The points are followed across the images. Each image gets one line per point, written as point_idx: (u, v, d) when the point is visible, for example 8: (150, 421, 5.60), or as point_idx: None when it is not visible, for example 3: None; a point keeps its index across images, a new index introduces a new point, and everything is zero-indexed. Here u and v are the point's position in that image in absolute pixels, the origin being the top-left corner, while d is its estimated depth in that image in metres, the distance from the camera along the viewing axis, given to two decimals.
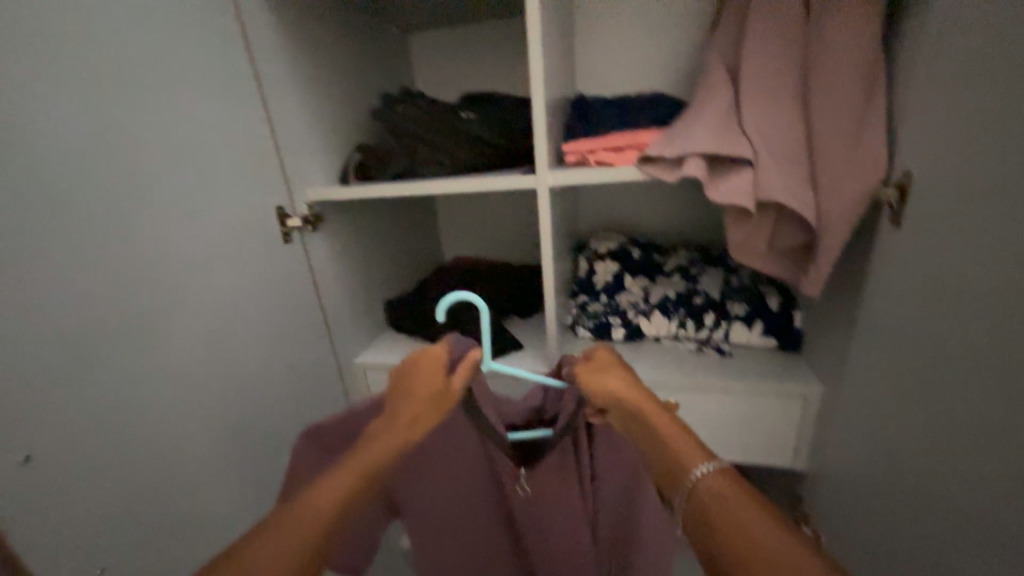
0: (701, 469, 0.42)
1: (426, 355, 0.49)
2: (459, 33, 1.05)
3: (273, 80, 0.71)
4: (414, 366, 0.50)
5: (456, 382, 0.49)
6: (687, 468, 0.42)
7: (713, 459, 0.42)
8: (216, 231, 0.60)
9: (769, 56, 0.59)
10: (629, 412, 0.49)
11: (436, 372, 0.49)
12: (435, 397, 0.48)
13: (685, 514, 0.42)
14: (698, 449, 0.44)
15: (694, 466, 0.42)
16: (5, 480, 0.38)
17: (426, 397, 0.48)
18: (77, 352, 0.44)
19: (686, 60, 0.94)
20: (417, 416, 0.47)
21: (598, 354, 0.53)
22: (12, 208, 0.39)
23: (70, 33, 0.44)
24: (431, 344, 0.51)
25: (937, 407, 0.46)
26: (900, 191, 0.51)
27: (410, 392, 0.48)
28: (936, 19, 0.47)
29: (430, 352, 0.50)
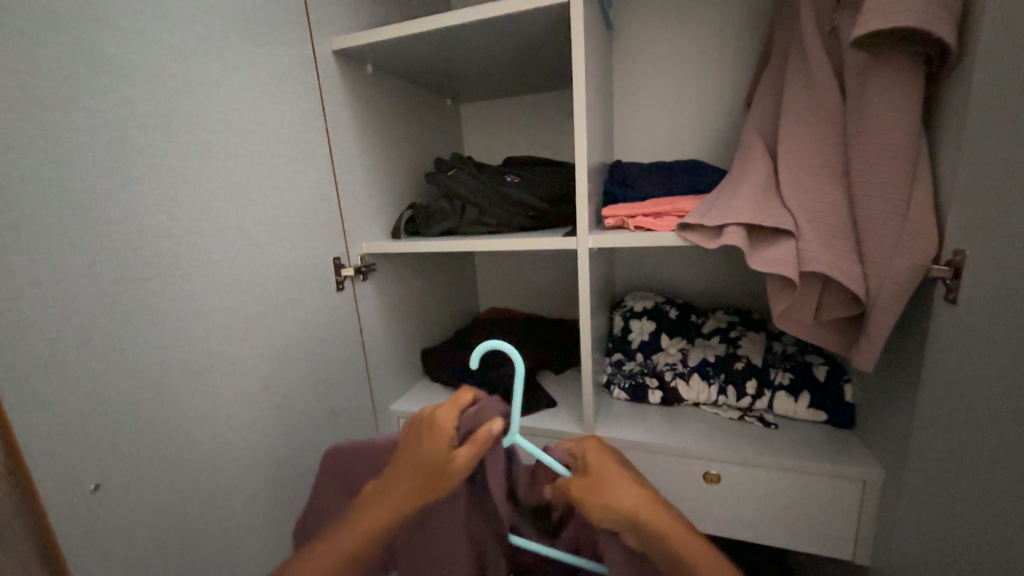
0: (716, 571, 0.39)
1: (434, 429, 0.45)
2: (507, 105, 1.15)
3: (342, 148, 0.79)
4: (418, 437, 0.45)
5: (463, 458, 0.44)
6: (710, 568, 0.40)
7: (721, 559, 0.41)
8: (280, 281, 0.66)
9: (807, 137, 0.62)
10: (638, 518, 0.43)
11: (440, 449, 0.44)
12: (439, 473, 0.44)
13: None
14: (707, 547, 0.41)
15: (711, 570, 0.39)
16: (73, 508, 0.41)
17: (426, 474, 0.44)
18: (151, 390, 0.49)
19: (723, 130, 0.98)
20: (418, 486, 0.45)
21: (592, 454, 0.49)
22: (119, 262, 0.46)
23: (183, 117, 0.52)
24: (437, 413, 0.46)
25: (1009, 508, 0.43)
26: (955, 269, 0.49)
27: (415, 462, 0.45)
28: (972, 108, 0.48)
29: (435, 426, 0.45)
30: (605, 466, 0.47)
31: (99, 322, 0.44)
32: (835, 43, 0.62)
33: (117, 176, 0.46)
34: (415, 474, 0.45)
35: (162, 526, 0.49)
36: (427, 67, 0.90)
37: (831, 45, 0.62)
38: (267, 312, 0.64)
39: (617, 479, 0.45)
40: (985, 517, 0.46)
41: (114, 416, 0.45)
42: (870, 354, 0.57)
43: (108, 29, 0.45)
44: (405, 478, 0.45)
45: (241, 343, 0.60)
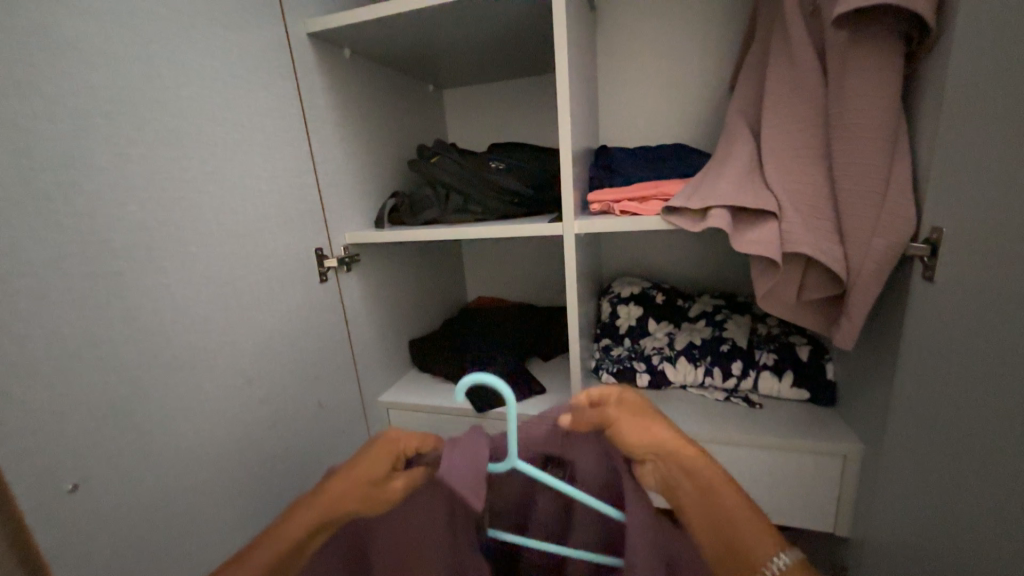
0: (778, 559, 0.37)
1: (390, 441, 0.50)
2: (491, 90, 1.13)
3: (321, 135, 0.77)
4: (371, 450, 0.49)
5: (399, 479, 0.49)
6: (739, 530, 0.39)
7: (787, 549, 0.38)
8: (261, 273, 0.65)
9: (790, 118, 0.62)
10: (673, 461, 0.45)
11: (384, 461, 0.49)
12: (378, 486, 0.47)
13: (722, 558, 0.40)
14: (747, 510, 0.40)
15: (769, 556, 0.38)
16: (50, 508, 0.40)
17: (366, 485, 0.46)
18: (130, 387, 0.47)
19: (707, 113, 0.98)
20: (351, 503, 0.45)
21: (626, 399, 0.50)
22: (90, 255, 0.44)
23: (153, 104, 0.50)
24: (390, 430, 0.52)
25: (983, 477, 0.44)
26: (932, 246, 0.50)
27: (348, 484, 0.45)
28: (948, 85, 0.49)
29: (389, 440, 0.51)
30: (632, 409, 0.49)
31: (70, 318, 0.42)
32: (817, 23, 0.62)
33: (83, 165, 0.44)
34: (355, 492, 0.45)
35: (146, 525, 0.48)
36: (407, 51, 0.88)
37: (813, 24, 0.62)
38: (248, 305, 0.62)
39: (644, 418, 0.47)
40: (960, 485, 0.47)
41: (90, 416, 0.44)
42: (851, 331, 0.58)
43: (68, 8, 0.43)
44: (330, 496, 0.44)
45: (223, 337, 0.59)
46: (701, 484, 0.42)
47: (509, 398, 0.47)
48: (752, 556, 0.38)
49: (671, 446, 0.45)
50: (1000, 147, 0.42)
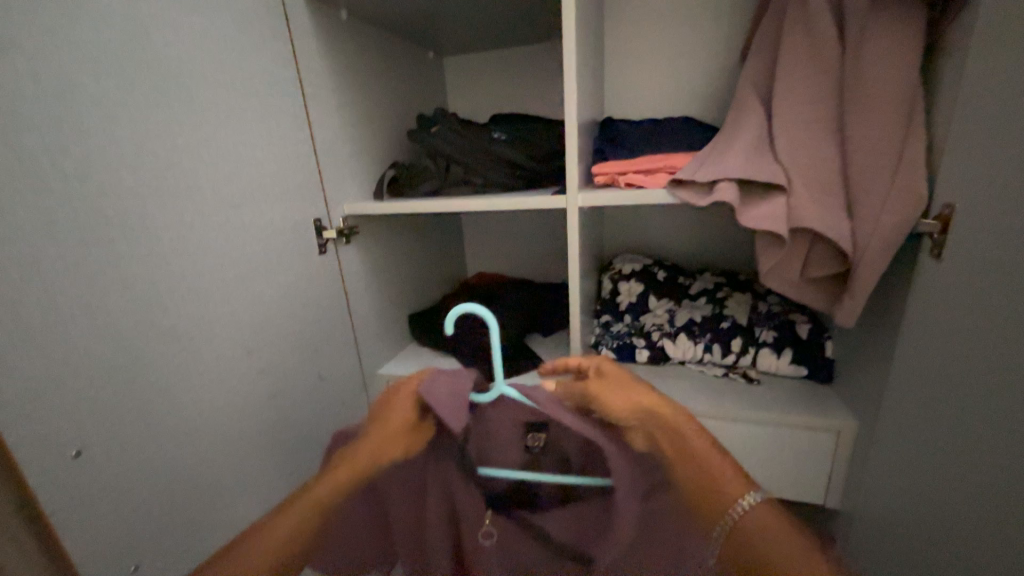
0: (750, 501, 0.44)
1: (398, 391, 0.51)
2: (493, 57, 1.09)
3: (317, 102, 0.75)
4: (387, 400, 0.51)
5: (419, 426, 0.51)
6: (730, 492, 0.45)
7: (757, 490, 0.46)
8: (259, 243, 0.64)
9: (803, 89, 0.60)
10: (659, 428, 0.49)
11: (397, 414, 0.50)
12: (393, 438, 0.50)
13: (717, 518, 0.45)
14: (730, 469, 0.47)
15: (741, 499, 0.45)
16: (54, 473, 0.41)
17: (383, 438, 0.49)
18: (129, 355, 0.47)
19: (716, 85, 0.95)
20: (351, 475, 0.48)
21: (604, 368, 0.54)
22: (81, 221, 0.43)
23: (141, 63, 0.48)
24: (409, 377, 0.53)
25: (976, 452, 0.45)
26: (943, 223, 0.49)
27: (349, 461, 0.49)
28: (971, 54, 0.47)
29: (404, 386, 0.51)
30: (611, 380, 0.52)
31: (63, 285, 0.41)
32: None
33: (69, 126, 0.42)
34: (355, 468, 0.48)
35: (150, 491, 0.49)
36: (407, 13, 0.84)
37: None
38: (246, 276, 0.62)
39: (622, 390, 0.51)
40: (952, 461, 0.48)
41: (89, 383, 0.44)
42: (853, 309, 0.58)
43: None
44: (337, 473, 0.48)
45: (221, 307, 0.58)
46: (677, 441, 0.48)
47: (492, 322, 0.50)
48: (729, 499, 0.45)
49: (647, 410, 0.50)
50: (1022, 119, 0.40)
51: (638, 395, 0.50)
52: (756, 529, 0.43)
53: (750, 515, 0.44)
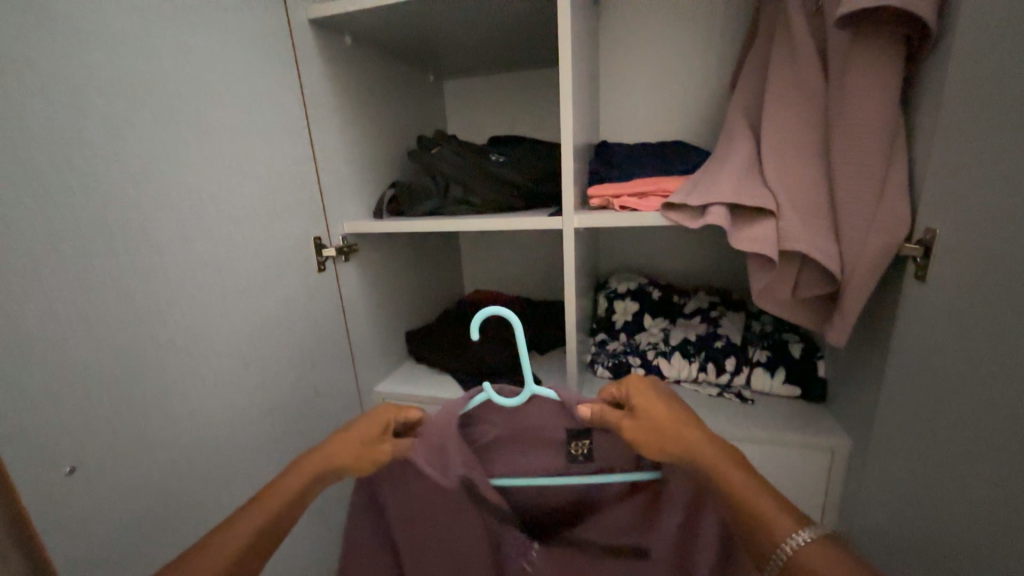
0: (798, 537, 0.39)
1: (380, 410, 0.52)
2: (492, 82, 1.13)
3: (320, 123, 0.77)
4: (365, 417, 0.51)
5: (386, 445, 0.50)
6: (775, 532, 0.40)
7: (811, 525, 0.39)
8: (259, 260, 0.65)
9: (790, 117, 0.62)
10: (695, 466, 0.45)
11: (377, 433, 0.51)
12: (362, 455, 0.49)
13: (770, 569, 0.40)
14: (781, 510, 0.41)
15: (787, 534, 0.39)
16: (47, 490, 0.40)
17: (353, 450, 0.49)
18: (127, 370, 0.47)
19: (707, 111, 0.98)
20: (331, 466, 0.48)
21: (633, 392, 0.49)
22: (85, 237, 0.44)
23: (149, 84, 0.50)
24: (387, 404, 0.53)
25: (966, 471, 0.45)
26: (925, 247, 0.51)
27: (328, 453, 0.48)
28: (946, 88, 0.49)
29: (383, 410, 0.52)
30: (650, 407, 0.48)
31: (64, 298, 0.42)
32: (819, 22, 0.62)
33: (77, 144, 0.43)
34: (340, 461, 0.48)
35: (142, 508, 0.49)
36: (409, 40, 0.87)
37: (816, 23, 0.62)
38: (246, 292, 0.62)
39: (666, 424, 0.46)
40: (943, 480, 0.49)
41: (86, 398, 0.44)
42: (843, 329, 0.59)
43: None
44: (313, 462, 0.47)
45: (220, 322, 0.59)
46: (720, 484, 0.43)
47: (516, 323, 0.48)
48: (772, 534, 0.40)
49: (691, 449, 0.45)
50: (995, 149, 0.42)
51: (667, 425, 0.46)
52: (810, 567, 0.37)
53: (805, 552, 0.38)
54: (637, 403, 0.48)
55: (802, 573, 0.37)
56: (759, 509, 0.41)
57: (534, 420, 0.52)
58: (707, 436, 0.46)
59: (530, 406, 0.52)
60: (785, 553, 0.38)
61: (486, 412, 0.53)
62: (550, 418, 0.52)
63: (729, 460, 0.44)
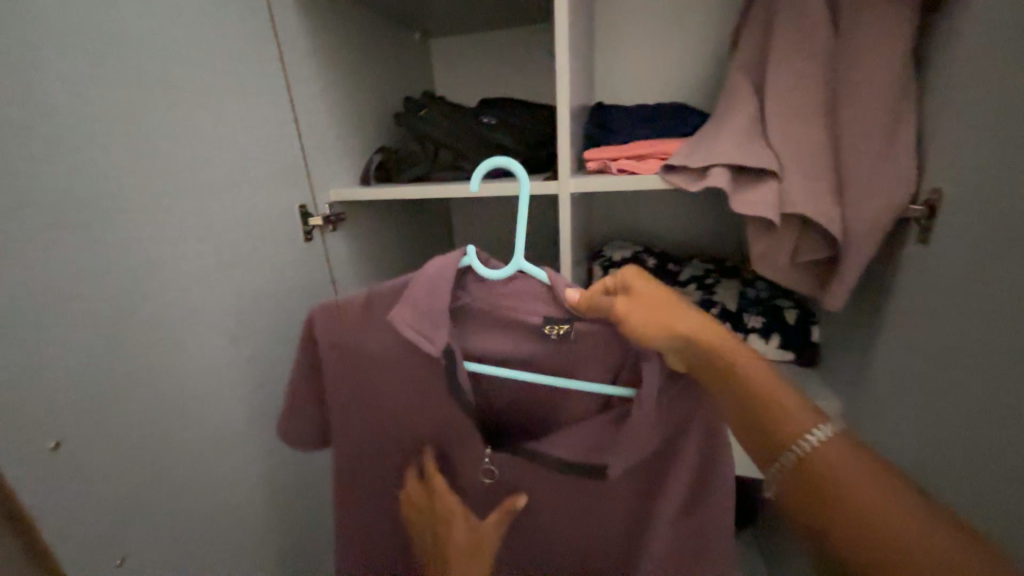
0: (814, 434, 0.35)
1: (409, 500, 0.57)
2: (482, 40, 1.07)
3: (300, 83, 0.72)
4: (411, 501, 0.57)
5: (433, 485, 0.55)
6: (790, 429, 0.35)
7: (826, 423, 0.35)
8: (242, 229, 0.62)
9: (796, 72, 0.60)
10: (696, 357, 0.39)
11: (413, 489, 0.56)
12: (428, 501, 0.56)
13: (777, 468, 0.36)
14: (800, 409, 0.36)
15: (801, 429, 0.35)
16: (31, 467, 0.39)
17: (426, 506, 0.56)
18: (108, 344, 0.46)
19: (707, 70, 0.94)
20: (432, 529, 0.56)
21: (632, 280, 0.43)
22: (52, 204, 0.41)
23: (110, 35, 0.45)
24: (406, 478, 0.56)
25: (957, 431, 0.46)
26: (929, 209, 0.50)
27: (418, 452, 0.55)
28: (963, 38, 0.47)
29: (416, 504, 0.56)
30: (641, 292, 0.42)
31: (33, 272, 0.39)
32: None
33: (34, 103, 0.39)
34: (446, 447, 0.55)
35: (134, 483, 0.48)
36: None
37: None
38: (230, 263, 0.60)
39: (662, 306, 0.40)
40: (934, 440, 0.49)
41: (67, 373, 0.42)
42: (841, 294, 0.59)
43: None
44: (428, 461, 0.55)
45: (204, 295, 0.56)
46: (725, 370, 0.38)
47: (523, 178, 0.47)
48: (780, 427, 0.36)
49: (689, 334, 0.39)
50: (1012, 103, 0.40)
51: (667, 309, 0.40)
52: (830, 464, 0.34)
53: (826, 450, 0.34)
54: (634, 285, 0.42)
55: (821, 465, 0.34)
56: (770, 395, 0.37)
57: (518, 304, 0.49)
58: (710, 323, 0.40)
59: (513, 286, 0.49)
60: (802, 447, 0.34)
61: (466, 285, 0.51)
62: (518, 298, 0.49)
63: (730, 338, 0.39)
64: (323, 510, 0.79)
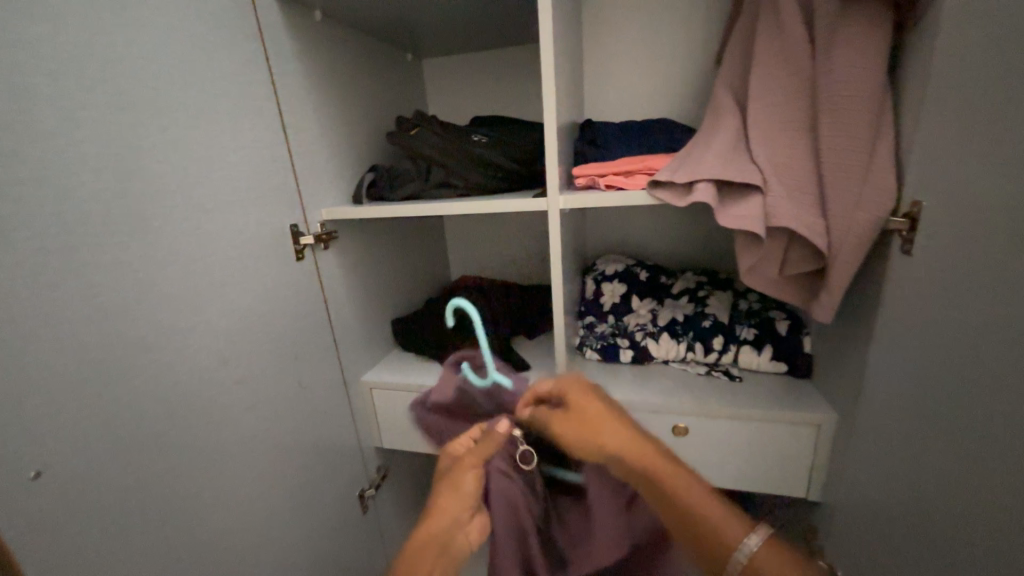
0: (748, 543, 0.39)
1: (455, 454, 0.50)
2: (472, 60, 1.09)
3: (292, 104, 0.73)
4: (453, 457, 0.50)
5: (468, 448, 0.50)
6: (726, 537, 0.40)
7: (758, 529, 0.40)
8: (234, 249, 0.62)
9: (777, 89, 0.61)
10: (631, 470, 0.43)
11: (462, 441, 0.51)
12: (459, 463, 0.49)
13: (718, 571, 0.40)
14: (732, 516, 0.41)
15: (738, 540, 0.39)
16: (13, 497, 0.38)
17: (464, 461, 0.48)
18: (94, 369, 0.45)
19: (693, 86, 0.96)
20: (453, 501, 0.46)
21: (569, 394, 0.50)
22: (39, 230, 0.41)
23: (100, 61, 0.46)
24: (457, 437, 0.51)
25: (950, 441, 0.46)
26: (911, 219, 0.51)
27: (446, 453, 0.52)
28: (935, 55, 0.48)
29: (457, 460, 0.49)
30: (575, 416, 0.48)
31: (18, 296, 0.39)
32: None
33: (23, 129, 0.40)
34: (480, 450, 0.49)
35: (119, 510, 0.47)
36: (382, 15, 0.83)
37: None
38: (221, 283, 0.60)
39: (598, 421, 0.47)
40: (927, 451, 0.49)
41: (51, 399, 0.41)
42: (830, 305, 0.59)
43: None
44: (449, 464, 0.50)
45: (193, 316, 0.56)
46: (655, 483, 0.42)
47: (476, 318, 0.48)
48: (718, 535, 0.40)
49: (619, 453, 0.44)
50: (985, 117, 0.41)
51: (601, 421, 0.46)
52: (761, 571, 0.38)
53: (760, 558, 0.38)
54: (569, 396, 0.50)
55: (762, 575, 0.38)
56: (701, 508, 0.41)
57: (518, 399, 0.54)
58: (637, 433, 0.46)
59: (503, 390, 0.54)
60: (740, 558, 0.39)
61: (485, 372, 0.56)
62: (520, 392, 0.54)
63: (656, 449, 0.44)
64: (315, 534, 0.78)
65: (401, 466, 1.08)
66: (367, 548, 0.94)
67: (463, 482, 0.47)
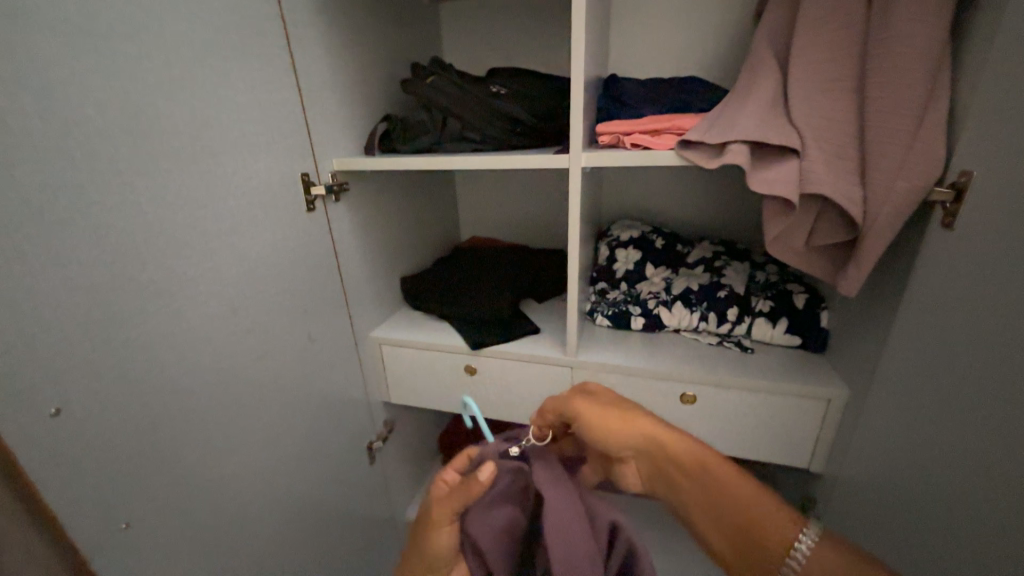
0: (800, 539, 0.32)
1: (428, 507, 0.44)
2: (491, 5, 1.02)
3: (303, 44, 0.69)
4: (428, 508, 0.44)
5: (445, 506, 0.43)
6: (768, 536, 0.33)
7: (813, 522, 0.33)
8: (244, 196, 0.60)
9: (824, 45, 0.57)
10: (653, 458, 0.40)
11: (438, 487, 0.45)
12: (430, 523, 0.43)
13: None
14: (781, 510, 0.34)
15: (788, 536, 0.33)
16: (32, 431, 0.39)
17: (440, 518, 0.42)
18: (106, 312, 0.45)
19: (727, 41, 0.90)
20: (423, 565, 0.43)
21: (591, 389, 0.49)
22: (45, 165, 0.39)
23: None
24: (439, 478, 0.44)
25: (965, 420, 0.45)
26: (957, 190, 0.48)
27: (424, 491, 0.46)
28: (1012, 9, 0.44)
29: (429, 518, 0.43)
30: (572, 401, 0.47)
31: (25, 232, 0.38)
32: None
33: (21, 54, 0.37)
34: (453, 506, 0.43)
35: (134, 450, 0.48)
36: None
37: None
38: (231, 231, 0.59)
39: (612, 410, 0.44)
40: (940, 428, 0.49)
41: (65, 338, 0.41)
42: (856, 279, 0.57)
43: None
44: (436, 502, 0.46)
45: (203, 264, 0.55)
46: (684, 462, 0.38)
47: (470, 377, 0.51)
48: (758, 534, 0.34)
49: (639, 435, 0.41)
50: None
51: (615, 410, 0.44)
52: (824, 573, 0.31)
53: (818, 557, 0.31)
54: (589, 390, 0.49)
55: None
56: (736, 504, 0.35)
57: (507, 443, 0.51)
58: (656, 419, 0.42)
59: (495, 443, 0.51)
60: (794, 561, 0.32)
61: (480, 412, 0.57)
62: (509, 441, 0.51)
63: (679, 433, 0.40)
64: (324, 480, 0.80)
65: (407, 421, 1.11)
66: (373, 495, 0.98)
67: (438, 542, 0.43)
